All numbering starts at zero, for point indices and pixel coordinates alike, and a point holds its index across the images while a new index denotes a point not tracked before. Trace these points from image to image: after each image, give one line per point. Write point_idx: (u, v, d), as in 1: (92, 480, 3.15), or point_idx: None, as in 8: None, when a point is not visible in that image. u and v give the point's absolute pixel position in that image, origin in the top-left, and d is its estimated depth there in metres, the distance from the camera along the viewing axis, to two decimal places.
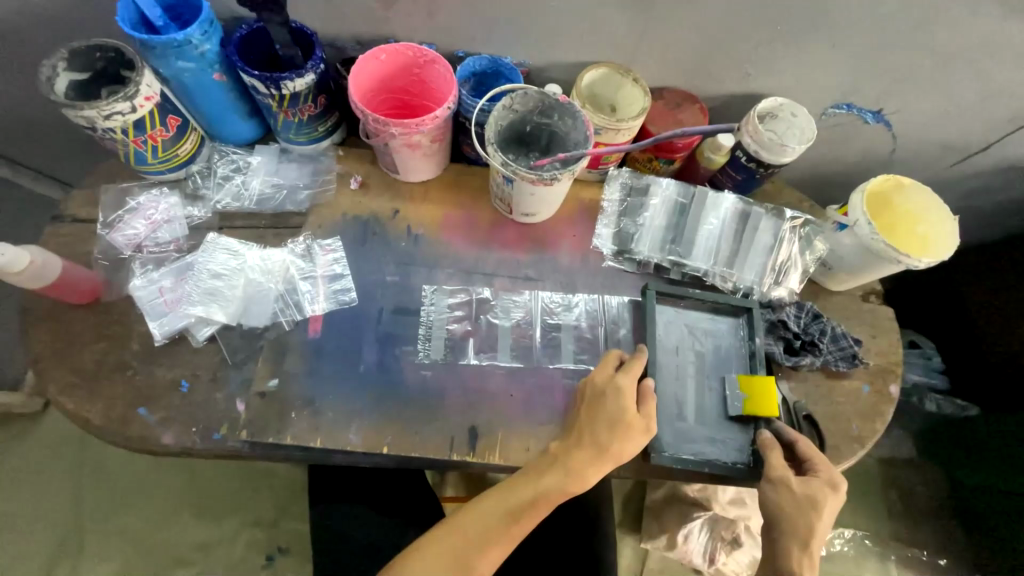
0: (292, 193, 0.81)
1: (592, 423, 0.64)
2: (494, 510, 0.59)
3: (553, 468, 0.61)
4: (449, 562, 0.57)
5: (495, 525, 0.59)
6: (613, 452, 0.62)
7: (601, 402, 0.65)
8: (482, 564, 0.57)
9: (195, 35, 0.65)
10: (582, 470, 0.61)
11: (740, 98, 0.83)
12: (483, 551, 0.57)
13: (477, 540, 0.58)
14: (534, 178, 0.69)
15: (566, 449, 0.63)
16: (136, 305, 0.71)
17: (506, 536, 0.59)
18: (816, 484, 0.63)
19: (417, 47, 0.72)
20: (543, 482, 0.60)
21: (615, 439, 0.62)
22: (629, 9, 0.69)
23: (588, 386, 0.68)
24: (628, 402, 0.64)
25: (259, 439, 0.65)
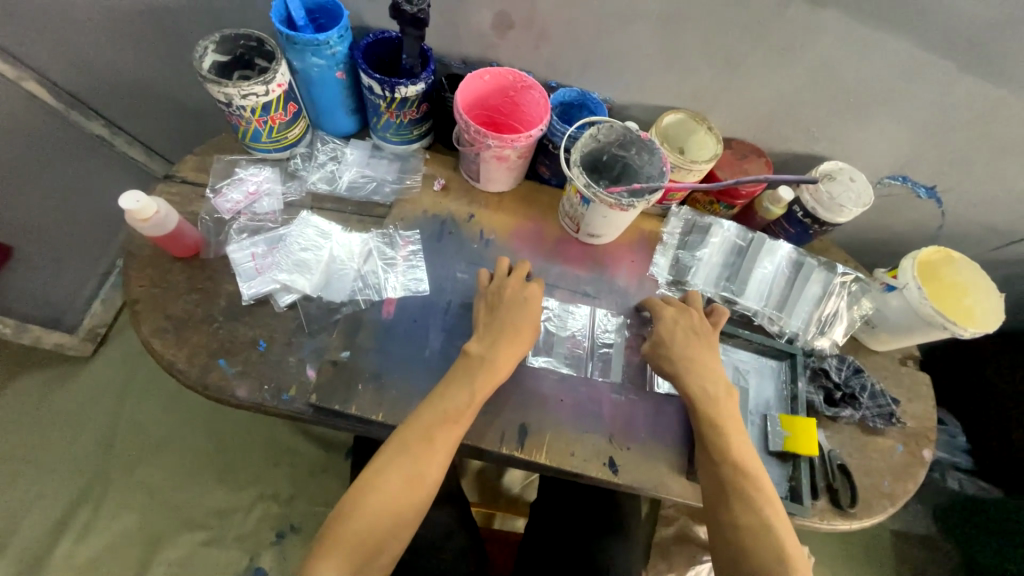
0: (380, 185, 0.88)
1: (507, 321, 0.71)
2: (431, 423, 0.63)
3: (481, 366, 0.67)
4: (403, 481, 0.59)
5: (436, 433, 0.62)
6: (527, 333, 0.72)
7: (519, 301, 0.73)
8: (431, 469, 0.61)
9: (333, 38, 0.73)
10: (504, 364, 0.68)
11: (801, 157, 0.89)
12: (426, 464, 0.60)
13: (420, 451, 0.61)
14: (612, 202, 0.75)
15: (491, 348, 0.69)
16: (229, 265, 0.77)
17: (445, 441, 0.62)
18: (682, 333, 0.74)
19: (519, 73, 0.81)
20: (476, 385, 0.66)
21: (530, 324, 0.72)
22: (717, 64, 0.76)
23: (501, 290, 0.74)
24: (535, 301, 0.74)
25: (325, 405, 0.68)
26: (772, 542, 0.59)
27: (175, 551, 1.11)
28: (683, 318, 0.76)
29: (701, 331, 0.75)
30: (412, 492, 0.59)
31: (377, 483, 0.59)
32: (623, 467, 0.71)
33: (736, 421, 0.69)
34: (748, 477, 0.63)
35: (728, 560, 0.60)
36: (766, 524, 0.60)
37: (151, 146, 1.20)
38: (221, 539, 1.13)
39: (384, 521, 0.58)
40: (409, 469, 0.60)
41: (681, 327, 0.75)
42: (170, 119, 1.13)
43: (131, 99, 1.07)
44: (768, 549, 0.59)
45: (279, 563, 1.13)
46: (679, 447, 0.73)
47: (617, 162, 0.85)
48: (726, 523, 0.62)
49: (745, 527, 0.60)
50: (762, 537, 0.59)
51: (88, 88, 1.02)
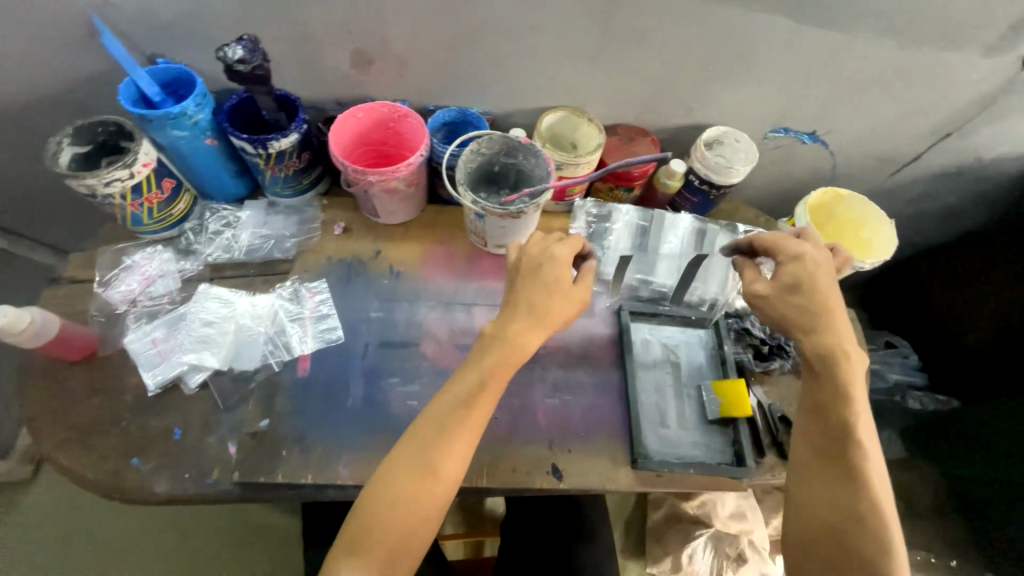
0: (281, 242, 0.86)
1: (527, 292, 0.63)
2: (447, 411, 0.58)
3: (493, 345, 0.61)
4: (415, 477, 0.55)
5: (449, 421, 0.57)
6: (551, 306, 0.62)
7: (536, 266, 0.64)
8: (447, 462, 0.56)
9: (190, 107, 0.71)
10: (520, 340, 0.61)
11: (687, 129, 0.92)
12: (439, 456, 0.56)
13: (433, 442, 0.56)
14: (501, 212, 0.76)
15: (502, 324, 0.62)
16: (130, 357, 0.74)
17: (462, 428, 0.57)
18: (823, 279, 0.63)
19: (391, 104, 0.81)
20: (487, 363, 0.60)
21: (556, 296, 0.62)
22: (577, 60, 0.78)
23: (517, 263, 0.66)
24: (563, 269, 0.63)
25: (250, 480, 0.66)
26: (877, 526, 0.53)
27: None
28: (821, 256, 0.65)
29: (828, 272, 0.64)
30: (425, 489, 0.55)
31: (393, 480, 0.55)
32: (567, 471, 0.70)
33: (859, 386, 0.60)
34: (866, 457, 0.56)
35: (816, 527, 0.56)
36: (876, 507, 0.54)
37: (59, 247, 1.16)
38: None
39: (403, 523, 0.54)
40: (421, 464, 0.56)
41: (820, 269, 0.64)
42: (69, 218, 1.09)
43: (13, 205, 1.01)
44: (872, 535, 0.53)
45: None
46: (619, 437, 0.73)
47: (510, 170, 0.86)
48: (822, 488, 0.57)
49: (847, 505, 0.55)
50: (864, 521, 0.54)
51: None
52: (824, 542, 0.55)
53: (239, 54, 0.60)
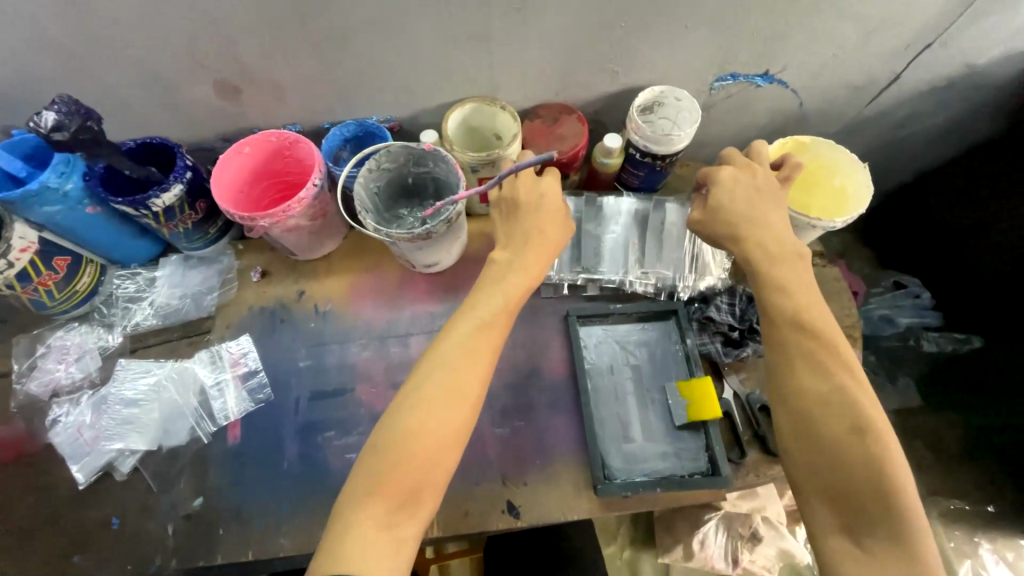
0: (199, 298, 0.80)
1: (529, 223, 0.62)
2: (469, 332, 0.55)
3: (511, 270, 0.59)
4: (444, 396, 0.51)
5: (468, 342, 0.54)
6: (556, 233, 0.62)
7: (539, 196, 0.63)
8: (472, 382, 0.52)
9: (52, 179, 0.65)
10: (530, 263, 0.60)
11: (618, 96, 0.81)
12: (468, 375, 0.52)
13: (457, 361, 0.53)
14: (409, 236, 0.67)
15: (516, 252, 0.61)
16: (58, 450, 0.71)
17: (484, 349, 0.54)
18: (769, 181, 0.63)
19: (278, 131, 0.73)
20: (511, 285, 0.58)
21: (559, 222, 0.63)
22: (467, 45, 0.68)
23: (515, 194, 0.64)
24: (557, 196, 0.64)
25: (190, 565, 0.63)
26: (852, 410, 0.50)
27: None
28: (744, 178, 0.63)
29: (767, 188, 0.63)
30: (455, 408, 0.51)
31: (413, 404, 0.51)
32: (523, 507, 0.65)
33: (804, 281, 0.58)
34: (836, 345, 0.54)
35: (793, 424, 0.52)
36: (848, 392, 0.51)
37: None
38: None
39: (425, 448, 0.49)
40: (452, 383, 0.52)
41: (743, 187, 0.62)
42: None
43: None
44: (851, 413, 0.50)
45: None
46: (577, 460, 0.67)
47: (427, 181, 0.77)
48: (788, 387, 0.54)
49: (816, 394, 0.52)
50: (849, 399, 0.51)
51: None
52: (803, 439, 0.51)
53: (53, 119, 0.57)
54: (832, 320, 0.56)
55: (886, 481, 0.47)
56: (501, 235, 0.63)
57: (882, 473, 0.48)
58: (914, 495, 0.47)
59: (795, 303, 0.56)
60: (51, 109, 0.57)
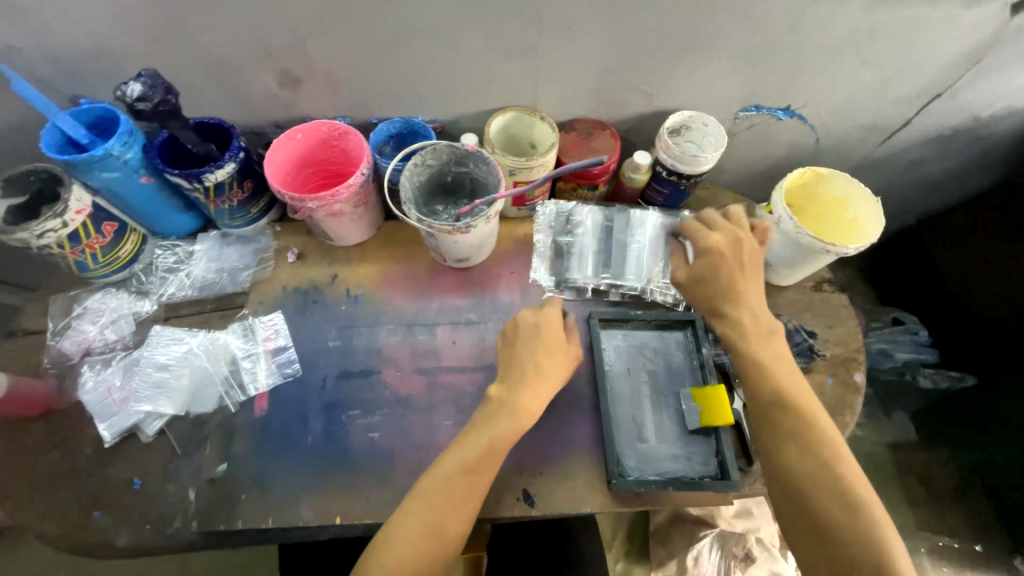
0: (234, 274, 0.83)
1: (528, 363, 0.66)
2: (456, 467, 0.59)
3: (504, 411, 0.63)
4: (426, 533, 0.55)
5: (454, 483, 0.58)
6: (551, 377, 0.66)
7: (535, 332, 0.68)
8: (455, 525, 0.56)
9: (115, 148, 0.69)
10: (525, 407, 0.63)
11: (648, 117, 0.86)
12: (451, 512, 0.56)
13: (441, 502, 0.56)
14: (451, 229, 0.71)
15: (511, 390, 0.64)
16: (86, 408, 0.72)
17: (469, 490, 0.58)
18: (752, 248, 0.68)
19: (330, 122, 0.77)
20: (495, 431, 0.61)
21: (556, 365, 0.66)
22: (515, 57, 0.73)
23: (516, 332, 0.68)
24: (556, 337, 0.68)
25: (210, 528, 0.64)
26: (835, 479, 0.53)
27: None
28: (729, 250, 0.67)
29: (749, 260, 0.68)
30: (435, 547, 0.55)
31: (405, 520, 0.55)
32: (538, 496, 0.67)
33: (779, 358, 0.63)
34: (813, 419, 0.57)
35: (785, 497, 0.55)
36: (827, 462, 0.54)
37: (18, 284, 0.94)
38: None
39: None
40: (435, 521, 0.56)
41: (728, 262, 0.67)
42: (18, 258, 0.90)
43: None
44: (834, 484, 0.53)
45: None
46: (592, 456, 0.69)
47: (464, 181, 0.82)
48: (772, 462, 0.57)
49: (803, 469, 0.54)
50: (832, 471, 0.54)
51: None
52: (796, 513, 0.54)
53: (139, 91, 0.62)
54: (807, 391, 0.60)
55: (877, 549, 0.49)
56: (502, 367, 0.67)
57: (872, 542, 0.50)
58: (906, 560, 0.49)
59: (773, 378, 0.60)
60: (138, 82, 0.62)
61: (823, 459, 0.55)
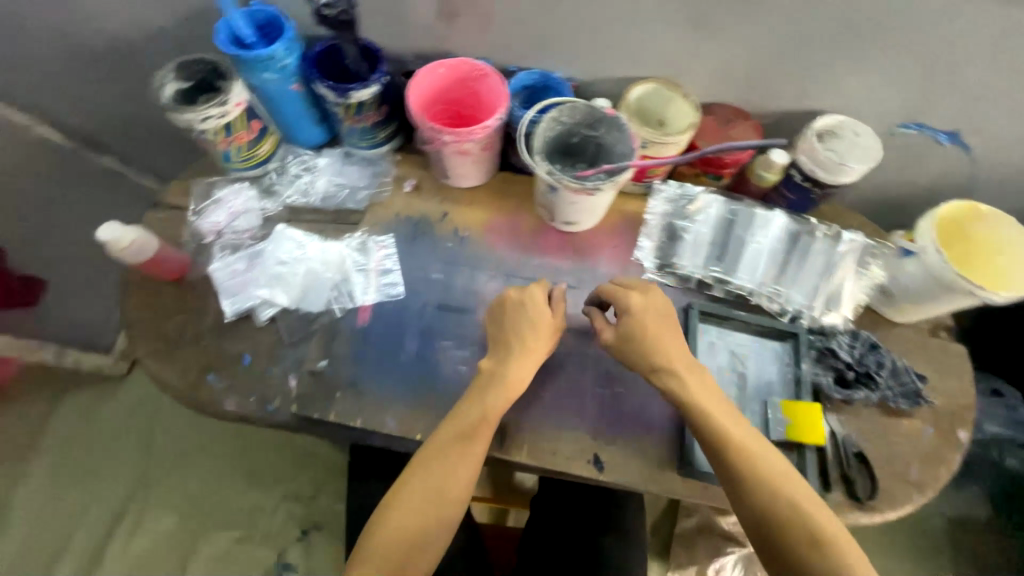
0: (354, 192, 0.87)
1: (515, 336, 0.68)
2: (448, 441, 0.63)
3: (493, 384, 0.65)
4: (424, 498, 0.61)
5: (449, 454, 0.62)
6: (539, 349, 0.68)
7: (523, 309, 0.69)
8: (453, 492, 0.61)
9: (279, 52, 0.72)
10: (513, 379, 0.66)
11: (795, 115, 0.81)
12: (448, 478, 0.61)
13: (436, 472, 0.62)
14: (577, 188, 0.71)
15: (501, 363, 0.67)
16: (213, 283, 0.80)
17: (464, 461, 0.62)
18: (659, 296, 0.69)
19: (474, 61, 0.77)
20: (488, 402, 0.64)
21: (541, 339, 0.68)
22: (681, 25, 0.70)
23: (502, 306, 0.70)
24: (545, 308, 0.69)
25: (306, 413, 0.70)
26: (807, 521, 0.55)
27: (212, 549, 1.21)
28: (652, 304, 0.68)
29: (665, 310, 0.69)
30: (433, 514, 0.61)
31: (403, 494, 0.61)
32: (608, 464, 0.68)
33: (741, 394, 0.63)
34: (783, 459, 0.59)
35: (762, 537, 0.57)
36: (795, 500, 0.56)
37: (156, 171, 1.28)
38: (255, 536, 1.22)
39: (407, 539, 0.59)
40: (431, 490, 0.61)
41: (651, 315, 0.67)
42: (165, 150, 1.20)
43: (128, 136, 1.15)
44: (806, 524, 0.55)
45: (306, 558, 1.20)
46: (667, 440, 0.69)
47: (587, 145, 0.79)
48: (751, 503, 0.57)
49: (780, 511, 0.56)
50: (803, 513, 0.55)
51: (89, 123, 1.10)
52: (774, 553, 0.56)
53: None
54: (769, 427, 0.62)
55: None
56: (490, 342, 0.70)
57: None
58: None
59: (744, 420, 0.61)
60: None
61: (786, 493, 0.56)
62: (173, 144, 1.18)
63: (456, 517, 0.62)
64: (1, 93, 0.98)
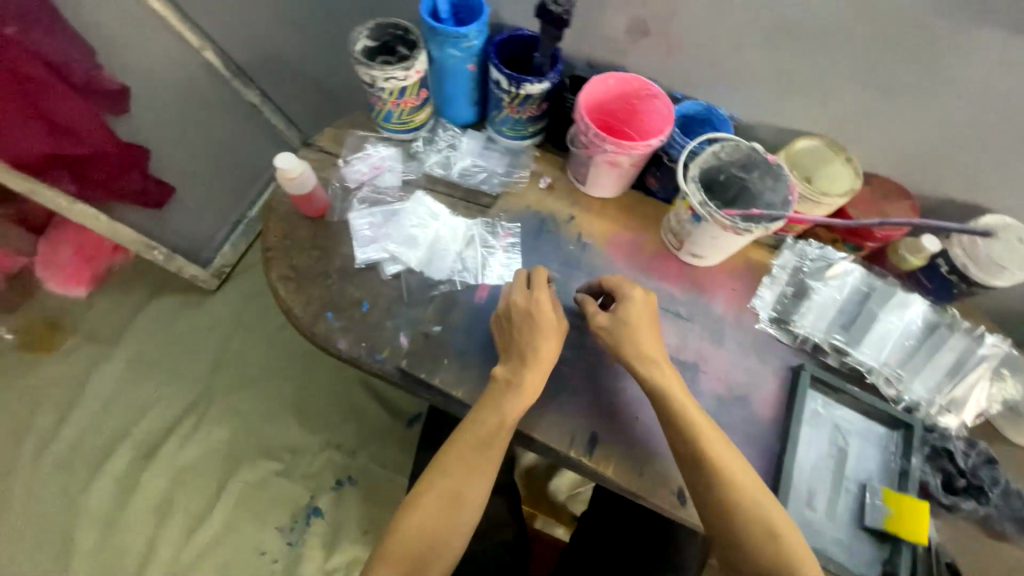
0: (490, 176, 0.91)
1: (524, 346, 0.70)
2: (468, 449, 0.69)
3: (508, 392, 0.69)
4: (446, 497, 0.68)
5: (469, 457, 0.69)
6: (549, 352, 0.71)
7: (529, 316, 0.71)
8: (471, 491, 0.69)
9: (472, 32, 0.76)
10: (526, 388, 0.69)
11: (954, 204, 0.79)
12: (467, 483, 0.68)
13: (458, 474, 0.69)
14: (727, 225, 0.71)
15: (515, 372, 0.70)
16: (349, 229, 0.85)
17: (483, 463, 0.69)
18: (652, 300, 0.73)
19: (645, 80, 0.78)
20: (505, 408, 0.68)
21: (549, 344, 0.71)
22: (872, 91, 0.69)
23: (510, 314, 0.72)
24: (546, 313, 0.72)
25: (413, 372, 0.74)
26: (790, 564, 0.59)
27: (251, 475, 1.25)
28: (646, 306, 0.72)
29: (653, 308, 0.73)
30: (453, 511, 0.68)
31: (424, 494, 0.68)
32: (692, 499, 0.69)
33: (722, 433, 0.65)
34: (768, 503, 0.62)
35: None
36: (780, 543, 0.60)
37: (288, 116, 1.44)
38: (292, 472, 1.26)
39: (429, 533, 0.67)
40: (452, 491, 0.68)
41: (643, 309, 0.72)
42: (305, 98, 1.35)
43: (280, 79, 1.30)
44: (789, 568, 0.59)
45: (335, 507, 1.23)
46: None
47: (732, 185, 0.79)
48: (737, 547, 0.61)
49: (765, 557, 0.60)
50: (785, 557, 0.60)
51: (251, 59, 1.25)
52: None
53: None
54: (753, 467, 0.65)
55: None
56: (501, 350, 0.73)
57: None
58: None
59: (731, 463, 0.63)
60: None
61: (774, 536, 0.61)
62: (313, 96, 1.32)
63: (477, 512, 0.69)
64: (189, 15, 1.14)
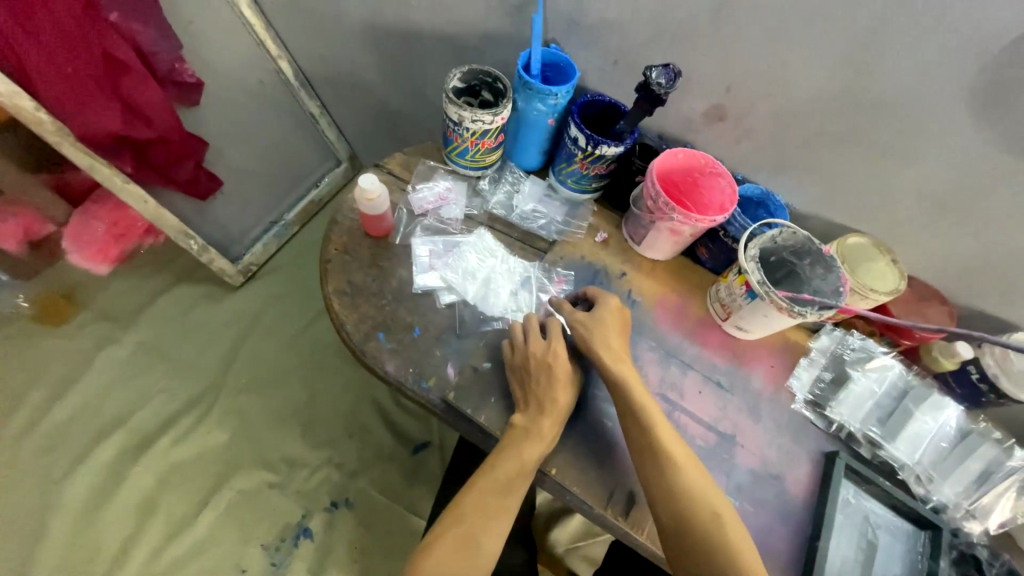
0: (548, 223, 0.94)
1: (544, 393, 0.71)
2: (488, 494, 0.68)
3: (526, 436, 0.69)
4: (461, 545, 0.65)
5: (487, 503, 0.68)
6: (563, 392, 0.72)
7: (548, 365, 0.72)
8: (488, 541, 0.66)
9: (561, 91, 0.80)
10: (545, 433, 0.69)
11: (986, 316, 0.84)
12: (483, 531, 0.66)
13: (475, 521, 0.67)
14: (783, 307, 0.73)
15: (533, 419, 0.70)
16: (409, 254, 0.87)
17: (501, 509, 0.68)
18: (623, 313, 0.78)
19: (712, 159, 0.83)
20: (524, 453, 0.68)
21: (564, 387, 0.72)
22: (925, 203, 0.75)
23: (527, 364, 0.73)
24: (561, 358, 0.73)
25: (458, 405, 0.74)
26: None
27: (245, 483, 1.21)
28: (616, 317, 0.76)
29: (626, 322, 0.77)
30: (470, 561, 0.65)
31: (439, 543, 0.66)
32: None
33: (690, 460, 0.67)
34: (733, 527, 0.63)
35: None
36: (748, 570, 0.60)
37: (340, 128, 1.49)
38: (288, 486, 1.22)
39: None
40: (468, 536, 0.66)
41: (614, 320, 0.76)
42: (362, 116, 1.40)
43: (343, 97, 1.36)
44: None
45: (327, 530, 1.18)
46: None
47: (782, 266, 0.83)
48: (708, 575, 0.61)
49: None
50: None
51: (322, 75, 1.30)
52: None
53: (661, 79, 0.68)
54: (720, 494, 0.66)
55: None
56: (519, 399, 0.73)
57: None
58: None
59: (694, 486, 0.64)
60: (664, 70, 0.68)
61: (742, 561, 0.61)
62: (370, 116, 1.38)
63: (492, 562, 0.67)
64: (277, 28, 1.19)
